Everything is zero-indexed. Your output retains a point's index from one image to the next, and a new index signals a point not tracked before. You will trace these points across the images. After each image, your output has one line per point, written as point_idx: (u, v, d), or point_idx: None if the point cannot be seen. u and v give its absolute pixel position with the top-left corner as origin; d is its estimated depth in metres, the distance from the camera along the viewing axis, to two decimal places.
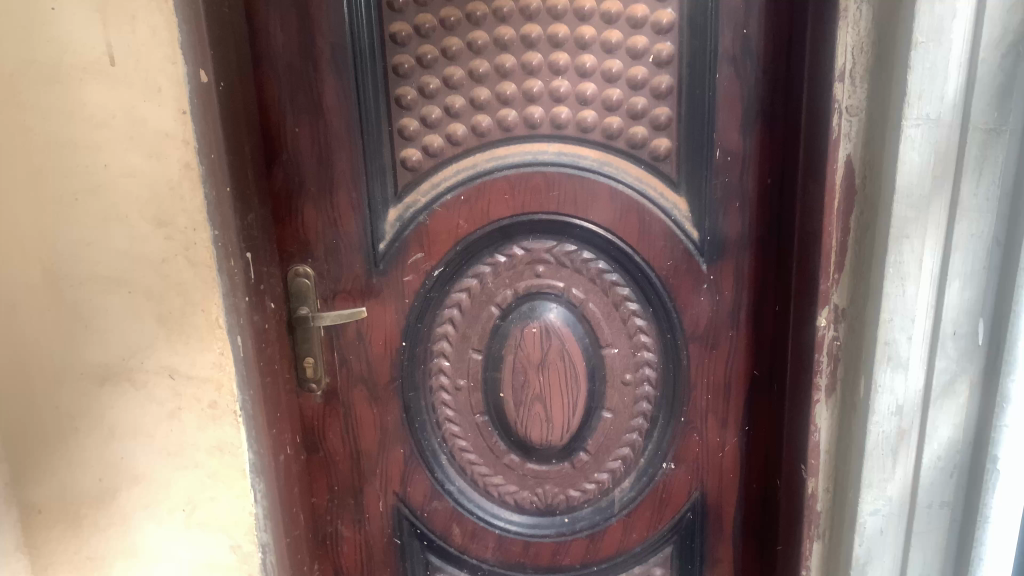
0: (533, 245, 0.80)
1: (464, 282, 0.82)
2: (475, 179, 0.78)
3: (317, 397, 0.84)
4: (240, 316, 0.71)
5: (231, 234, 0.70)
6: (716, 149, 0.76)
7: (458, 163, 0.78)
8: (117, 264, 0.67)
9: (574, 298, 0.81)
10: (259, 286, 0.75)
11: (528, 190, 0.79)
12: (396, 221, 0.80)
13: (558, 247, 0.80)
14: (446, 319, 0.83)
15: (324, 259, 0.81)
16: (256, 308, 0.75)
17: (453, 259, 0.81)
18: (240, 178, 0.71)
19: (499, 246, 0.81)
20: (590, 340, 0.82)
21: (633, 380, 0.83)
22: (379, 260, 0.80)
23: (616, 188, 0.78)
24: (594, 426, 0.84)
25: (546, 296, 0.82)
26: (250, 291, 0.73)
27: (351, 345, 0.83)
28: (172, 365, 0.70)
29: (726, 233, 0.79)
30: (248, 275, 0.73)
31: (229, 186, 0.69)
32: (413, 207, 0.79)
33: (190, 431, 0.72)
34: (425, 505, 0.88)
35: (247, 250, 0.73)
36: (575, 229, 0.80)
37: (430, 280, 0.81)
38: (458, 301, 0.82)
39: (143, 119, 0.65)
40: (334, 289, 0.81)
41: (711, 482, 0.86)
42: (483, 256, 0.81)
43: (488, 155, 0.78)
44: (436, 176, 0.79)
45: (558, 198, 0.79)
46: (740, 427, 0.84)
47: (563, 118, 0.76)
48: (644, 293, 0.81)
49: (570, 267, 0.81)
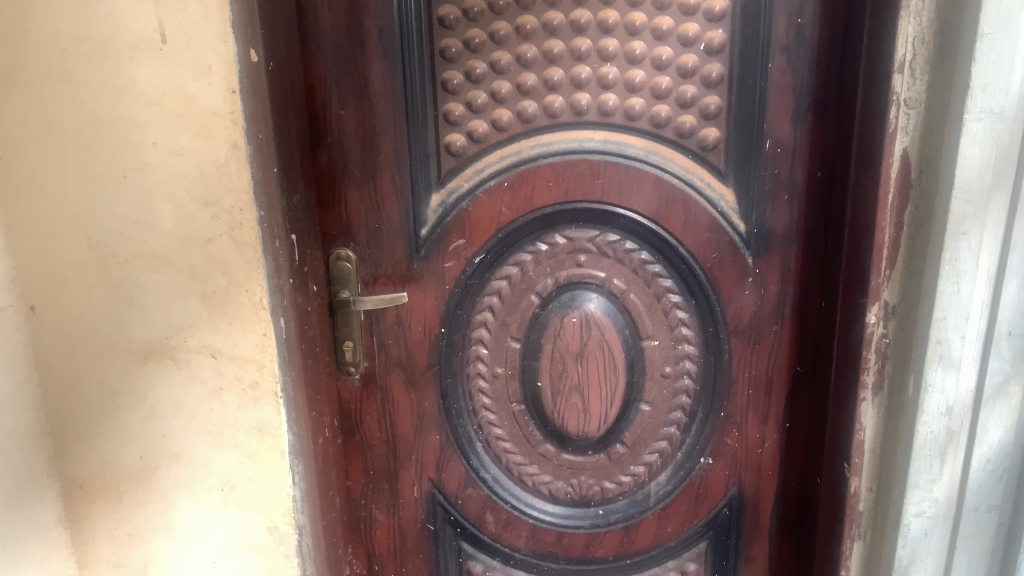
0: (576, 235, 0.79)
1: (506, 270, 0.81)
2: (520, 165, 0.77)
3: (355, 380, 0.84)
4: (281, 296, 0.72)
5: (274, 214, 0.70)
6: (766, 140, 0.75)
7: (502, 149, 0.77)
8: (162, 242, 0.68)
9: (615, 289, 0.80)
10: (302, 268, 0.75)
11: (572, 177, 0.77)
12: (438, 206, 0.79)
13: (601, 237, 0.79)
14: (485, 306, 0.82)
15: (366, 243, 0.80)
16: (296, 291, 0.74)
17: (494, 246, 0.80)
18: (284, 161, 0.71)
19: (541, 234, 0.80)
20: (630, 331, 0.81)
21: (672, 373, 0.82)
22: (420, 246, 0.80)
23: (662, 178, 0.77)
24: (632, 419, 0.84)
25: (587, 286, 0.81)
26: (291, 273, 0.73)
27: (390, 330, 0.83)
28: (214, 345, 0.71)
29: (774, 227, 0.77)
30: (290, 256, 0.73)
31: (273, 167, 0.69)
32: (456, 193, 0.78)
33: (230, 410, 0.73)
34: (460, 492, 0.87)
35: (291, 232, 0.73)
36: (621, 218, 0.78)
37: (471, 267, 0.80)
38: (499, 288, 0.81)
39: (190, 97, 0.65)
40: (375, 274, 0.81)
41: (749, 479, 0.85)
42: (525, 243, 0.80)
43: (533, 142, 0.77)
44: (479, 162, 0.78)
45: (602, 186, 0.77)
46: (780, 423, 0.83)
47: (610, 106, 0.75)
48: (686, 286, 0.80)
49: (613, 257, 0.80)
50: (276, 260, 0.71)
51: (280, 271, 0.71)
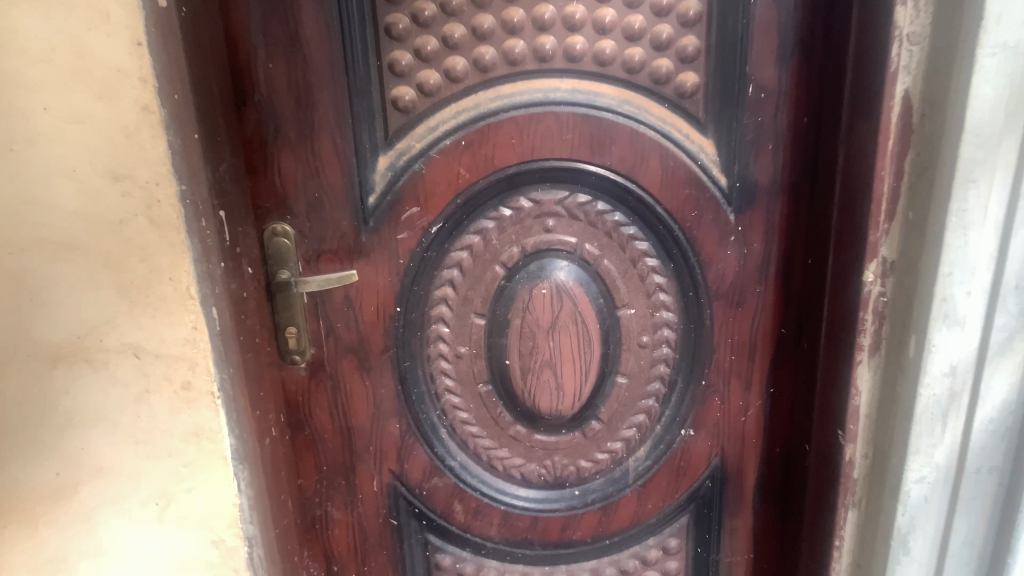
0: (542, 197, 0.71)
1: (466, 239, 0.73)
2: (478, 121, 0.69)
3: (302, 369, 0.75)
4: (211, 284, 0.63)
5: (198, 189, 0.60)
6: (749, 84, 0.68)
7: (457, 104, 0.68)
8: (66, 226, 0.58)
9: (587, 255, 0.73)
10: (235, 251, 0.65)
11: (538, 133, 0.69)
12: (387, 170, 0.70)
13: (571, 198, 0.72)
14: (445, 281, 0.74)
15: (306, 216, 0.71)
16: (231, 278, 0.65)
17: (453, 213, 0.71)
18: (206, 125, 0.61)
19: (504, 198, 0.71)
20: (604, 301, 0.75)
21: (650, 342, 0.76)
22: (368, 217, 0.71)
23: (637, 131, 0.69)
24: (607, 393, 0.78)
25: (557, 253, 0.73)
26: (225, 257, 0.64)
27: (339, 313, 0.74)
28: (137, 343, 0.62)
29: (757, 179, 0.71)
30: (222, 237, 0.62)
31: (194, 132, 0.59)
32: (406, 154, 0.69)
33: (161, 416, 0.64)
34: (425, 483, 0.80)
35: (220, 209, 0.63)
36: (593, 177, 0.71)
37: (427, 238, 0.72)
38: (459, 260, 0.73)
39: (89, 52, 0.54)
40: (318, 250, 0.72)
41: (732, 449, 0.80)
42: (487, 209, 0.72)
43: (492, 94, 0.68)
44: (432, 119, 0.69)
45: (571, 141, 0.70)
46: (764, 390, 0.78)
47: (578, 50, 0.67)
48: (665, 247, 0.74)
49: (584, 221, 0.72)
50: (203, 243, 0.61)
51: (208, 256, 0.62)
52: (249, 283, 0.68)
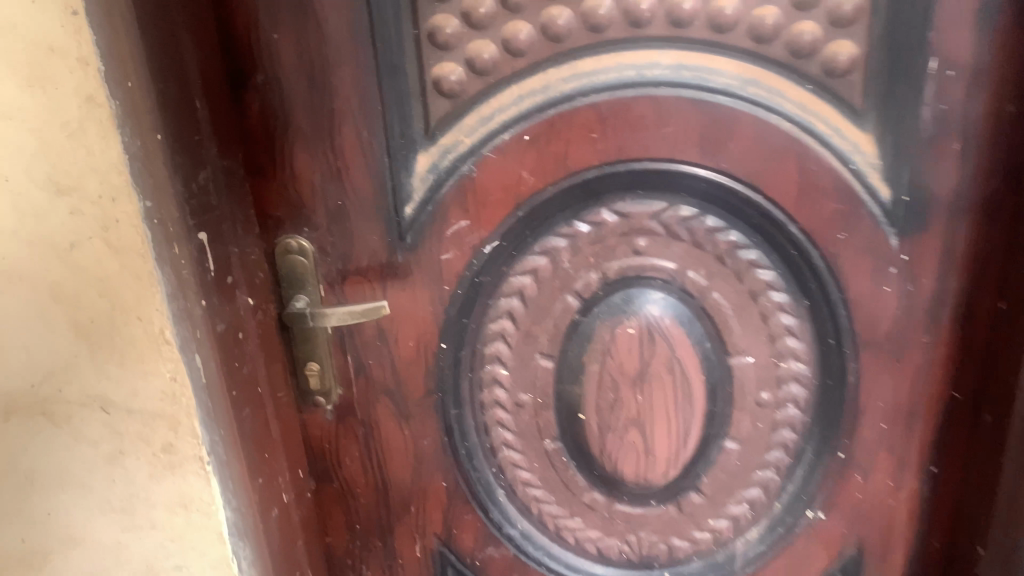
0: (633, 209, 0.53)
1: (530, 261, 0.56)
2: (547, 108, 0.51)
3: (327, 413, 0.61)
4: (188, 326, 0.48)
5: (166, 206, 0.46)
6: (932, 57, 0.47)
7: (519, 85, 0.51)
8: (3, 247, 0.44)
9: (691, 285, 0.55)
10: (225, 281, 0.51)
11: (628, 124, 0.51)
12: (427, 172, 0.53)
13: (671, 211, 0.53)
14: (503, 312, 0.58)
15: (327, 228, 0.55)
16: (219, 316, 0.51)
17: (512, 228, 0.54)
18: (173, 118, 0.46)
19: (581, 209, 0.54)
20: (713, 345, 0.57)
21: (771, 401, 0.58)
22: (405, 231, 0.55)
23: (766, 123, 0.50)
24: (712, 460, 0.60)
25: (650, 283, 0.55)
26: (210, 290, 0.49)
27: (371, 348, 0.59)
28: (104, 395, 0.48)
29: (933, 192, 0.51)
30: (204, 265, 0.49)
31: (153, 133, 0.45)
32: (453, 151, 0.53)
33: (139, 482, 0.51)
34: (477, 552, 0.65)
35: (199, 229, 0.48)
36: (703, 183, 0.52)
37: (479, 258, 0.56)
38: (521, 287, 0.57)
39: (5, 22, 0.40)
40: (343, 270, 0.57)
41: (876, 538, 0.61)
42: (558, 223, 0.54)
43: (565, 71, 0.50)
44: (485, 105, 0.52)
45: (674, 136, 0.51)
46: (925, 467, 0.58)
47: (686, 11, 0.48)
48: (797, 279, 0.54)
49: (687, 241, 0.54)
50: (175, 276, 0.47)
51: (184, 292, 0.48)
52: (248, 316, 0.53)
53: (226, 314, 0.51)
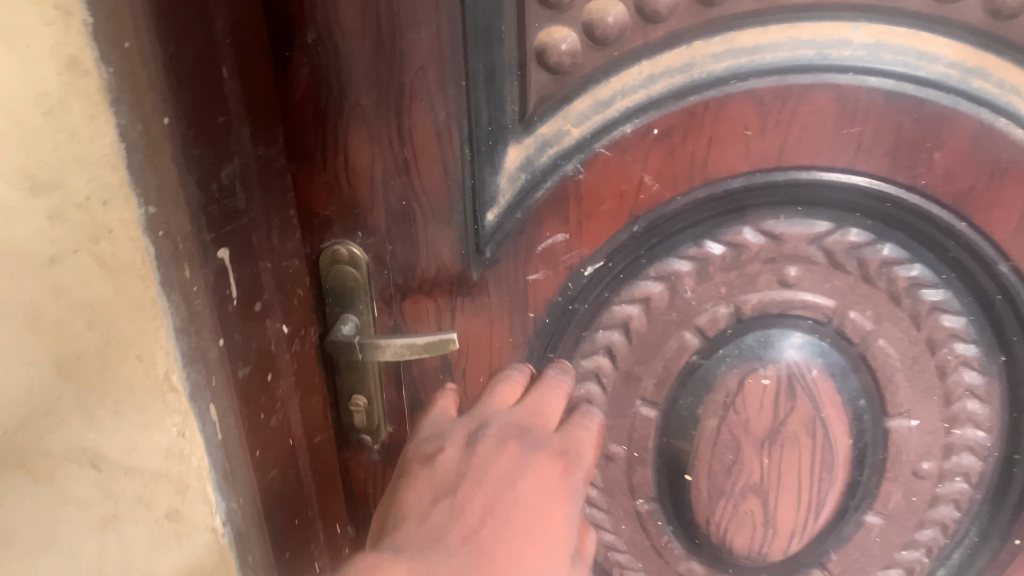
0: (785, 230, 0.41)
1: (643, 287, 0.43)
2: (688, 94, 0.38)
3: (374, 454, 0.49)
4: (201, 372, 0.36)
5: (177, 215, 0.33)
6: None
7: (653, 62, 0.38)
8: None
9: (850, 328, 0.43)
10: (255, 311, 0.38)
11: (798, 122, 0.38)
12: (519, 169, 0.41)
13: (835, 235, 0.41)
14: (600, 347, 0.45)
15: (386, 235, 0.43)
16: (245, 356, 0.38)
17: (625, 246, 0.42)
18: (194, 94, 0.32)
19: (717, 226, 0.42)
20: (868, 402, 0.45)
21: (933, 473, 0.46)
22: (484, 243, 0.43)
23: (989, 128, 0.37)
24: (847, 537, 0.49)
25: (794, 322, 0.43)
26: (235, 323, 0.37)
27: (431, 381, 0.47)
28: (88, 459, 0.36)
29: None
30: (228, 291, 0.36)
31: (165, 115, 0.31)
32: (554, 145, 0.40)
33: (125, 563, 0.39)
34: None
35: (224, 245, 0.35)
36: (888, 203, 0.39)
37: (577, 282, 0.43)
38: (627, 319, 0.44)
39: None
40: (403, 286, 0.45)
41: None
42: (684, 242, 0.42)
43: (718, 47, 0.37)
44: (603, 87, 0.39)
45: (858, 140, 0.38)
46: None
47: None
48: (992, 329, 0.42)
49: (855, 274, 0.41)
50: (184, 307, 0.35)
51: (197, 329, 0.36)
52: (284, 349, 0.41)
53: (256, 351, 0.39)
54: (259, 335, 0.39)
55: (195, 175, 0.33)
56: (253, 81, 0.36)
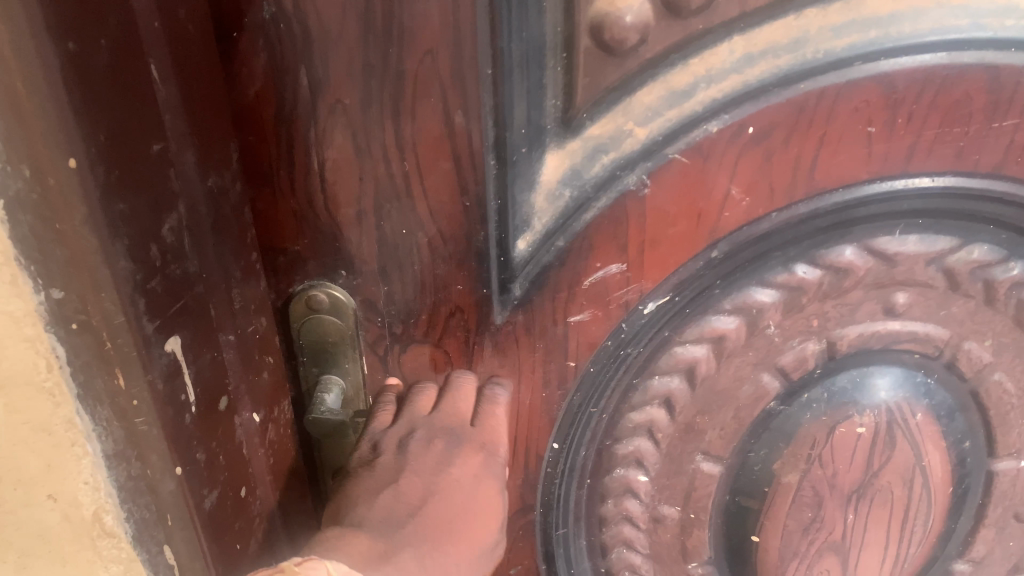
0: (899, 250, 0.32)
1: (714, 324, 0.34)
2: (796, 80, 0.28)
3: None
4: (145, 509, 0.26)
5: (102, 305, 0.22)
6: None
7: (749, 38, 0.28)
8: None
9: (965, 361, 0.35)
10: (219, 412, 0.27)
11: (936, 113, 0.29)
12: (560, 185, 0.31)
13: (959, 253, 0.32)
14: (656, 397, 0.36)
15: (379, 273, 0.32)
16: (211, 478, 0.27)
17: (696, 276, 0.33)
18: (117, 119, 0.21)
19: (813, 246, 0.32)
20: (974, 443, 0.37)
21: None
22: (512, 277, 0.33)
23: None
24: None
25: (896, 357, 0.35)
26: (195, 438, 0.26)
27: None
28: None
29: None
30: (183, 397, 0.25)
31: (73, 154, 0.20)
32: (609, 152, 0.30)
33: None
34: None
35: (174, 334, 0.24)
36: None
37: (633, 322, 0.34)
38: (692, 363, 0.35)
39: None
40: (403, 337, 0.34)
41: None
42: (770, 267, 0.33)
43: (838, 16, 0.28)
44: (679, 73, 0.29)
45: (1007, 135, 0.29)
46: None
47: None
48: None
49: (977, 298, 0.33)
50: (118, 428, 0.24)
51: (140, 455, 0.25)
52: (257, 447, 0.30)
53: (224, 466, 0.28)
54: (227, 441, 0.28)
55: (126, 241, 0.22)
56: (195, 85, 0.24)
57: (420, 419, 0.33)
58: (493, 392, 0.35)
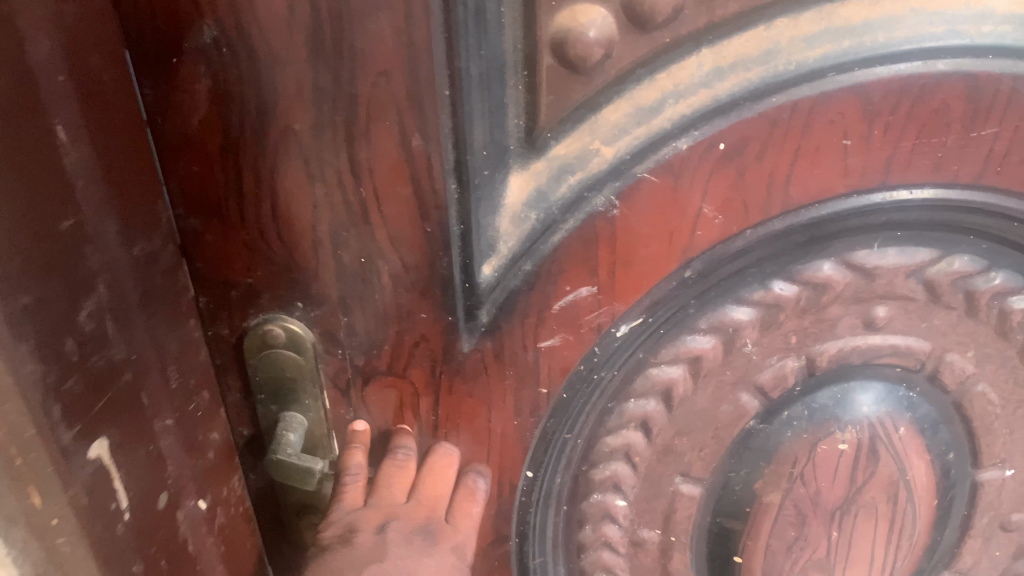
0: (879, 263, 0.31)
1: (690, 344, 0.33)
2: (767, 94, 0.27)
3: None
4: None
5: (9, 419, 0.22)
6: None
7: (718, 51, 0.27)
8: None
9: (947, 373, 0.34)
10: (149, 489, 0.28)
11: (914, 123, 0.28)
12: (525, 207, 0.29)
13: (941, 264, 0.31)
14: (632, 420, 0.35)
15: (337, 305, 0.31)
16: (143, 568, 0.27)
17: (669, 297, 0.32)
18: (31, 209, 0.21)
19: (790, 262, 0.31)
20: (958, 456, 0.36)
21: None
22: (477, 305, 0.31)
23: None
24: None
25: (876, 373, 0.34)
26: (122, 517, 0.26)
27: None
28: None
29: None
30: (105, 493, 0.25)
31: None
32: (575, 172, 0.29)
33: None
34: None
35: (97, 437, 0.25)
36: (1014, 223, 0.31)
37: (606, 345, 0.32)
38: (669, 385, 0.34)
39: None
40: (368, 370, 0.32)
41: None
42: (746, 286, 0.32)
43: (809, 26, 0.26)
44: (645, 89, 0.27)
45: (988, 146, 0.28)
46: None
47: None
48: None
49: (959, 310, 0.32)
50: (36, 548, 0.24)
51: None
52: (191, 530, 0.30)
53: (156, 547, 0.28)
54: (156, 526, 0.28)
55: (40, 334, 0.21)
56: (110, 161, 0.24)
57: (399, 507, 0.32)
58: (472, 479, 0.34)
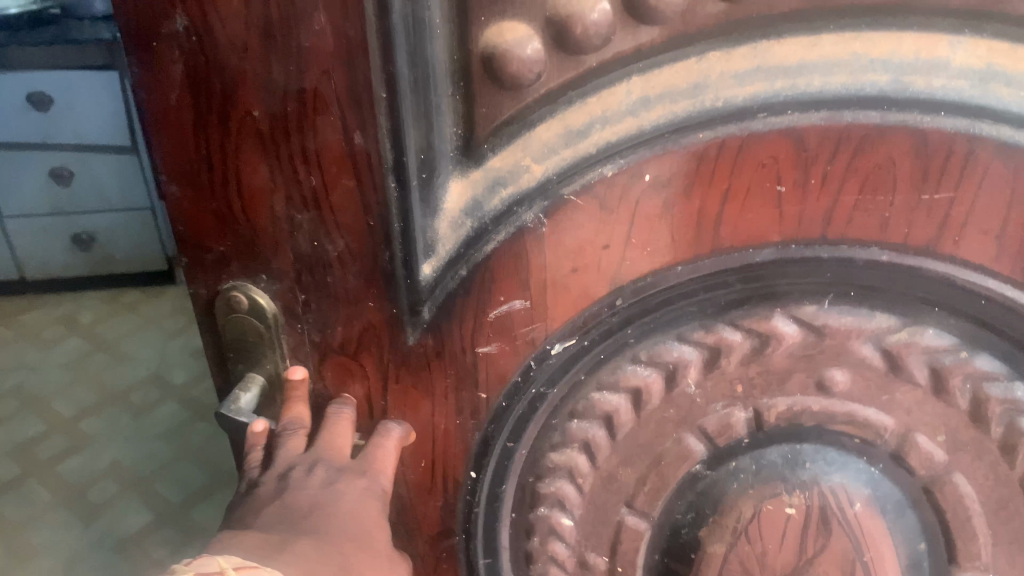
0: (830, 322, 0.30)
1: (629, 375, 0.32)
2: (694, 127, 0.27)
3: None
4: None
5: None
6: None
7: (646, 80, 0.27)
8: None
9: (916, 454, 0.31)
10: None
11: (856, 173, 0.27)
12: (461, 215, 0.30)
13: (899, 334, 0.29)
14: (576, 441, 0.34)
15: (296, 285, 0.32)
16: None
17: (606, 323, 0.31)
18: None
19: (733, 307, 0.31)
20: (933, 552, 0.33)
21: None
22: (420, 301, 0.32)
23: None
24: None
25: (835, 439, 0.32)
26: None
27: None
28: None
29: None
30: None
31: None
32: (506, 186, 0.29)
33: None
34: None
35: None
36: (981, 301, 0.28)
37: (541, 359, 0.32)
38: (609, 411, 0.33)
39: None
40: (324, 348, 0.34)
41: None
42: (687, 324, 0.31)
43: (743, 61, 0.26)
44: (575, 113, 0.28)
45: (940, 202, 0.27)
46: None
47: None
48: None
49: (924, 388, 0.30)
50: None
51: None
52: None
53: None
54: None
55: None
56: None
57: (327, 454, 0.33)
58: (385, 427, 0.35)
